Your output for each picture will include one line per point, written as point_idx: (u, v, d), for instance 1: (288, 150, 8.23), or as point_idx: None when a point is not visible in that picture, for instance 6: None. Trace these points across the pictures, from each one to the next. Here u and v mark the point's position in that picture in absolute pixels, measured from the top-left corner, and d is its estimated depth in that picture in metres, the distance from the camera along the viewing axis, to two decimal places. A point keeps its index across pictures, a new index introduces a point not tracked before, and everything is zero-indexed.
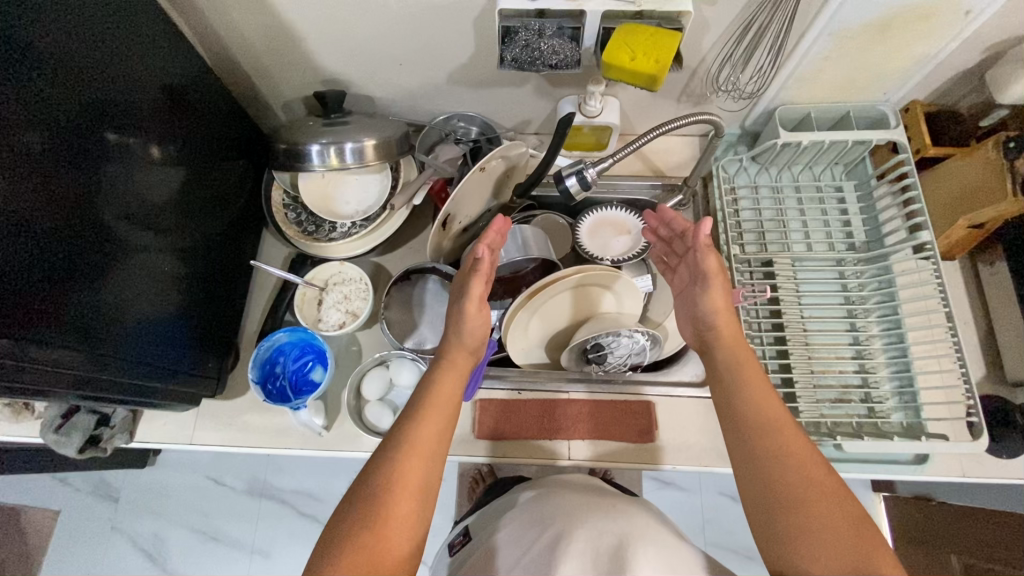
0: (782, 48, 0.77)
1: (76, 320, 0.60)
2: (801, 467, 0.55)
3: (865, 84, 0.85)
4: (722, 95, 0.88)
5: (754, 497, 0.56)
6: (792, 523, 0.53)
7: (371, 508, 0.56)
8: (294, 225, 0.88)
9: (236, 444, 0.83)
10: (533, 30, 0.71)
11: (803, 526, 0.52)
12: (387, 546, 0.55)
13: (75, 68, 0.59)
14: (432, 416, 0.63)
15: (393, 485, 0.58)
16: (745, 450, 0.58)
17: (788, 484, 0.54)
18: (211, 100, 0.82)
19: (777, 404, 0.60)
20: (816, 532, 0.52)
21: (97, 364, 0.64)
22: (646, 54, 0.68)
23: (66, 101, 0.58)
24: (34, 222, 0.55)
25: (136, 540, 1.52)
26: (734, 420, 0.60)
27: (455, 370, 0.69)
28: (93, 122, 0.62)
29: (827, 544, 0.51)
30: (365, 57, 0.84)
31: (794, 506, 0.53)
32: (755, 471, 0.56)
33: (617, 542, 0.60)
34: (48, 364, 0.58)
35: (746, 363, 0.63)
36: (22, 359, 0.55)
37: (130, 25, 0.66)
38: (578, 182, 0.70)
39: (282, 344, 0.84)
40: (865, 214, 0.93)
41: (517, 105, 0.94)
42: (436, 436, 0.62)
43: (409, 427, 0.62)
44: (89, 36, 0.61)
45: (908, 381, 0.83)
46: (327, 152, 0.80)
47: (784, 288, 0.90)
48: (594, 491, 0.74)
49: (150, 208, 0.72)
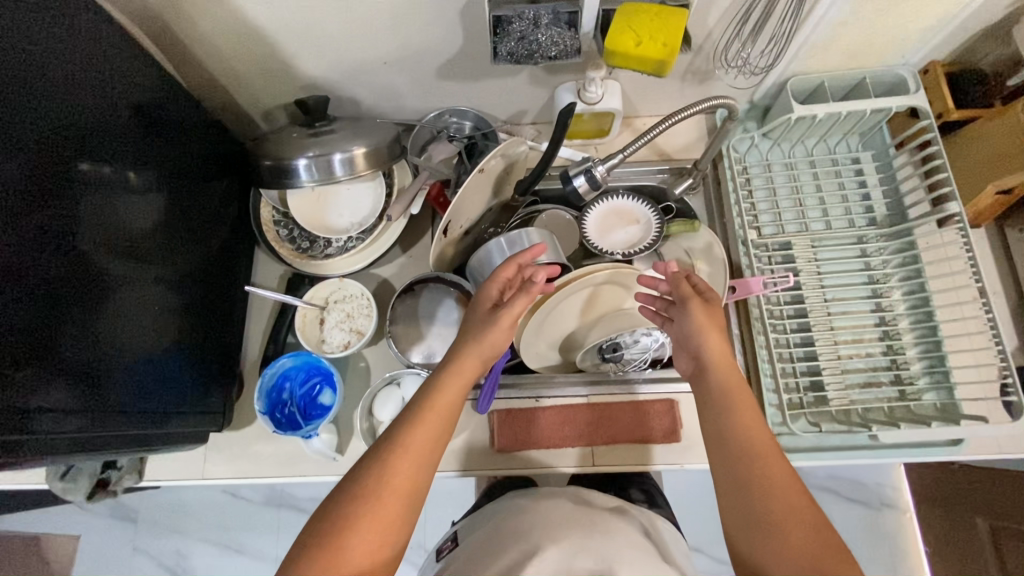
0: (794, 19, 0.71)
1: (70, 366, 0.57)
2: (778, 488, 0.54)
3: (883, 48, 0.79)
4: (730, 71, 0.82)
5: (730, 517, 0.56)
6: (762, 544, 0.53)
7: (353, 507, 0.55)
8: (287, 243, 0.84)
9: (249, 475, 0.81)
10: (527, 19, 0.65)
11: (776, 550, 0.52)
12: (366, 549, 0.54)
13: (36, 97, 0.54)
14: (428, 422, 0.61)
15: (379, 488, 0.56)
16: (725, 466, 0.58)
17: (763, 502, 0.54)
18: (186, 116, 0.77)
19: (761, 427, 0.59)
20: (786, 553, 0.52)
21: (95, 412, 0.60)
22: (651, 37, 0.62)
23: (31, 133, 0.54)
24: (19, 266, 0.52)
25: (160, 558, 1.52)
26: (717, 440, 0.60)
27: (459, 374, 0.66)
28: (63, 154, 0.57)
29: (796, 565, 0.51)
30: (346, 58, 0.78)
31: (767, 525, 0.53)
32: (736, 488, 0.56)
33: (595, 565, 0.60)
34: (46, 418, 0.55)
35: (733, 380, 0.62)
36: (20, 414, 0.52)
37: (88, 41, 0.61)
38: (587, 181, 0.65)
39: (286, 369, 0.80)
40: (886, 186, 0.88)
41: (512, 96, 0.88)
42: (431, 436, 0.61)
43: (401, 427, 0.61)
44: (49, 60, 0.56)
45: (939, 361, 0.80)
46: (315, 167, 0.76)
47: (805, 270, 0.86)
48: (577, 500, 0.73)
49: (136, 239, 0.68)
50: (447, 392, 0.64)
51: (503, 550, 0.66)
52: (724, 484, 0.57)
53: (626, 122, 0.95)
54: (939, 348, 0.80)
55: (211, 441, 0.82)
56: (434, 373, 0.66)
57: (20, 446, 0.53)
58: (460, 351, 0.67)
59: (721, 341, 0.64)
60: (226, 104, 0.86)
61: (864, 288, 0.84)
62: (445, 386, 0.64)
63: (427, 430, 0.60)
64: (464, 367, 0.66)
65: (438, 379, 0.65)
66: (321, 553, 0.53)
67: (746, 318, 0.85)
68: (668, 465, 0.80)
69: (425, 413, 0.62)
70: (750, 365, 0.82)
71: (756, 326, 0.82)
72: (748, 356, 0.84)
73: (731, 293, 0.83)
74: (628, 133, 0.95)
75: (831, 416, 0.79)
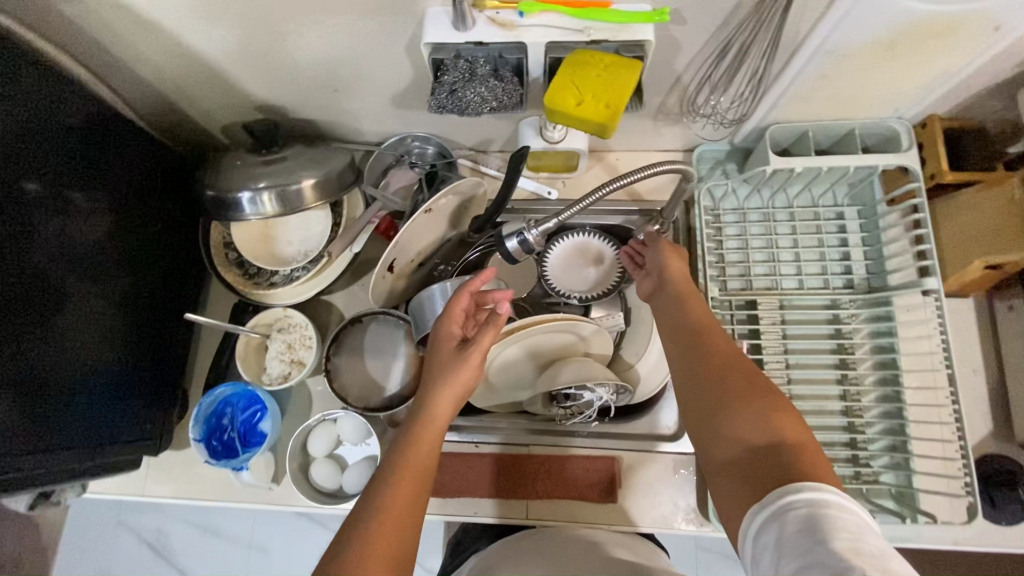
0: (767, 73, 0.65)
1: (10, 384, 0.59)
2: (731, 356, 0.57)
3: (874, 101, 0.72)
4: (703, 118, 0.76)
5: (686, 391, 0.57)
6: (714, 403, 0.54)
7: (355, 541, 0.50)
8: (235, 266, 0.83)
9: (187, 497, 0.82)
10: (462, 70, 0.60)
11: (725, 405, 0.53)
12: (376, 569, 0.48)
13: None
14: (420, 449, 0.58)
15: (379, 519, 0.52)
16: (678, 352, 0.61)
17: (719, 369, 0.56)
18: (136, 137, 0.75)
19: (708, 316, 0.64)
20: (737, 407, 0.52)
21: (26, 434, 0.62)
22: (595, 95, 0.57)
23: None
24: None
25: (141, 533, 1.54)
26: (676, 333, 0.63)
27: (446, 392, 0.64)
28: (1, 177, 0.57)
29: (746, 414, 0.51)
30: (297, 84, 0.75)
31: (720, 391, 0.54)
32: (693, 361, 0.58)
33: None
34: None
35: (687, 289, 0.67)
36: None
37: (28, 70, 0.60)
38: (519, 244, 0.62)
39: (228, 396, 0.81)
40: (868, 247, 0.82)
41: (474, 126, 0.84)
42: (420, 462, 0.58)
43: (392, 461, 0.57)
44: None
45: (901, 445, 0.75)
46: (260, 199, 0.74)
47: (769, 332, 0.81)
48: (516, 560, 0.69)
49: (82, 258, 0.68)
50: (433, 419, 0.61)
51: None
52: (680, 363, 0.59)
53: (599, 155, 0.90)
54: (903, 431, 0.75)
55: (154, 460, 0.83)
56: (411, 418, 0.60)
57: None
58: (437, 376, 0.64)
59: (682, 262, 0.71)
60: (182, 121, 0.84)
61: (831, 356, 0.79)
62: (432, 409, 0.61)
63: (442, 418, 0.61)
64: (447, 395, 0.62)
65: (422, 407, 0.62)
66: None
67: None
68: (605, 526, 0.78)
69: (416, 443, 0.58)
70: None
71: None
72: None
73: None
74: (599, 168, 0.90)
75: None
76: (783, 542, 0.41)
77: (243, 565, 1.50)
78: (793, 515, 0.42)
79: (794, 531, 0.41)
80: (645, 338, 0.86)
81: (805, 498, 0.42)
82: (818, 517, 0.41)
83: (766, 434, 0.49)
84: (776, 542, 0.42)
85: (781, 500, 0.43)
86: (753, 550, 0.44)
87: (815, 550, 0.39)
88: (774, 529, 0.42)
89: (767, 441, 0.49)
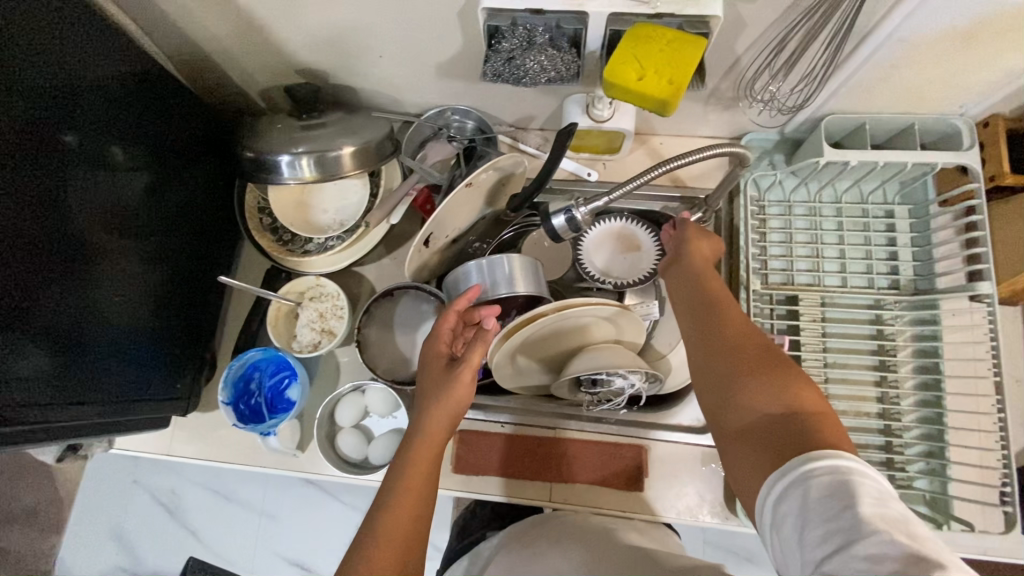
0: (834, 58, 0.63)
1: (43, 333, 0.59)
2: (748, 333, 0.55)
3: (938, 95, 0.69)
4: (757, 103, 0.74)
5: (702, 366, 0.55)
6: (731, 378, 0.52)
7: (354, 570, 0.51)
8: (269, 232, 0.82)
9: (211, 459, 0.82)
10: (522, 39, 0.59)
11: (741, 379, 0.52)
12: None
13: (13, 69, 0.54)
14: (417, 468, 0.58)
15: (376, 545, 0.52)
16: (693, 330, 0.59)
17: (735, 343, 0.54)
18: (178, 95, 0.74)
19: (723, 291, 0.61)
20: (755, 381, 0.51)
21: (62, 384, 0.62)
22: (657, 71, 0.55)
23: (7, 104, 0.53)
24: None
25: (156, 493, 1.55)
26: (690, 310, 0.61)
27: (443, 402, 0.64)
28: (40, 126, 0.57)
29: (763, 387, 0.50)
30: (342, 48, 0.73)
31: (735, 364, 0.53)
32: (708, 335, 0.56)
33: None
34: (11, 382, 0.56)
35: (702, 266, 0.64)
36: None
37: (74, 18, 0.59)
38: (566, 222, 0.60)
39: (256, 361, 0.80)
40: (917, 248, 0.80)
41: (517, 102, 0.82)
42: (419, 478, 0.57)
43: (388, 482, 0.57)
44: (39, 36, 0.55)
45: (938, 451, 0.73)
46: (299, 164, 0.73)
47: (809, 329, 0.79)
48: (540, 550, 0.70)
49: (118, 213, 0.68)
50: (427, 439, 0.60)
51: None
52: (695, 340, 0.58)
53: (642, 139, 0.88)
54: (941, 438, 0.74)
55: (179, 421, 0.84)
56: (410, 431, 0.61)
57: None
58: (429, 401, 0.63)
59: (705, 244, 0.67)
60: (221, 82, 0.83)
61: (871, 357, 0.77)
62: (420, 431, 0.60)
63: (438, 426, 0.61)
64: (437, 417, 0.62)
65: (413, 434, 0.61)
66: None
67: None
68: (629, 513, 0.77)
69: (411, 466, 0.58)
70: None
71: None
72: None
73: None
74: (642, 151, 0.87)
75: None
76: (806, 511, 0.40)
77: (254, 530, 1.51)
78: (815, 482, 0.41)
79: (817, 497, 0.40)
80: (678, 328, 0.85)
81: (828, 465, 0.41)
82: (842, 483, 0.40)
83: (786, 404, 0.48)
84: (798, 510, 0.41)
85: (802, 465, 0.42)
86: (774, 520, 0.43)
87: (842, 516, 0.38)
88: (795, 497, 0.41)
89: (784, 413, 0.48)
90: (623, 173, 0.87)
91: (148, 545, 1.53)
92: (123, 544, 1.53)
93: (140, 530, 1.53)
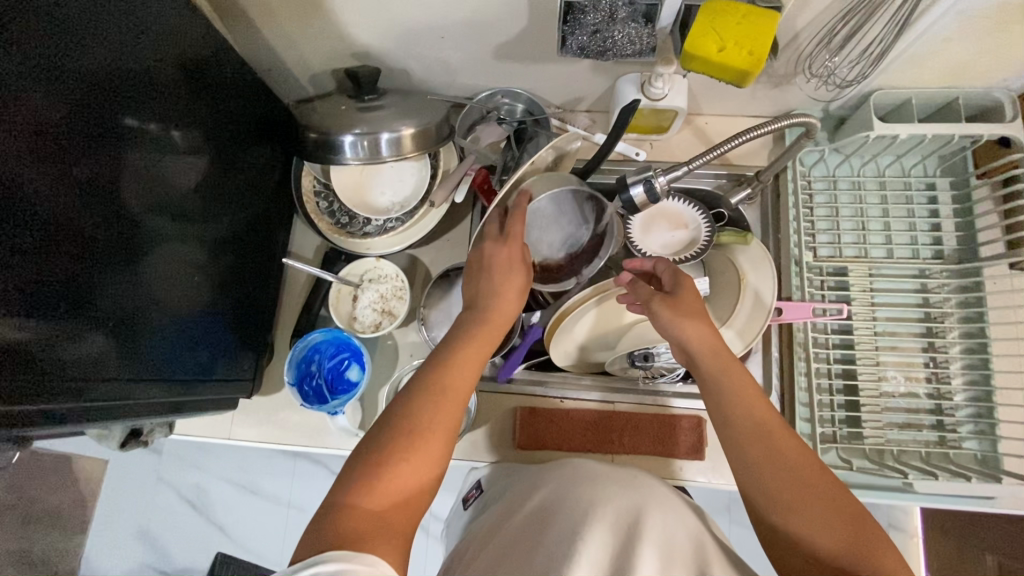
0: (895, 34, 0.65)
1: (114, 321, 0.58)
2: (813, 466, 0.53)
3: (985, 68, 0.72)
4: (811, 78, 0.76)
5: (770, 506, 0.52)
6: (803, 525, 0.50)
7: (362, 492, 0.50)
8: (326, 215, 0.84)
9: (272, 441, 0.84)
10: (604, 13, 0.61)
11: (818, 529, 0.49)
12: (383, 520, 0.50)
13: (81, 44, 0.52)
14: (441, 408, 0.56)
15: (389, 466, 0.52)
16: (745, 460, 0.54)
17: (789, 468, 0.53)
18: (234, 76, 0.74)
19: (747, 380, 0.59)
20: (829, 531, 0.49)
21: (132, 368, 0.61)
22: (738, 43, 0.58)
23: (71, 83, 0.52)
24: (71, 216, 0.52)
25: (181, 489, 1.40)
26: (745, 429, 0.56)
27: (489, 324, 0.64)
28: (105, 104, 0.55)
29: (843, 537, 0.48)
30: (403, 29, 0.74)
31: (799, 495, 0.51)
32: (758, 454, 0.54)
33: (633, 513, 0.60)
34: (91, 369, 0.55)
35: (726, 365, 0.60)
36: (67, 373, 0.53)
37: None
38: (645, 190, 0.61)
39: (317, 343, 0.81)
40: (959, 218, 0.83)
41: (569, 82, 0.83)
42: (443, 422, 0.56)
43: (412, 408, 0.56)
44: (101, 18, 0.54)
45: (986, 412, 0.76)
46: (361, 145, 0.74)
47: (858, 299, 0.82)
48: (619, 467, 0.69)
49: (176, 198, 0.67)
50: (456, 378, 0.59)
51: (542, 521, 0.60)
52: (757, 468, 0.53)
53: (688, 118, 0.90)
54: (989, 400, 0.76)
55: (241, 405, 0.85)
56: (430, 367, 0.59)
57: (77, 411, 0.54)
58: (469, 338, 0.62)
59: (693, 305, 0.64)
60: (274, 63, 0.83)
61: (919, 324, 0.80)
62: (454, 373, 0.58)
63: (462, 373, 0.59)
64: (478, 345, 0.62)
65: (446, 365, 0.59)
66: (338, 520, 0.49)
67: (788, 342, 0.83)
68: (686, 480, 0.80)
69: (437, 404, 0.56)
70: (786, 390, 0.81)
71: (798, 352, 0.80)
72: (785, 380, 0.81)
73: (778, 314, 0.79)
74: (688, 131, 0.89)
75: (863, 453, 0.76)
76: None
77: (282, 522, 1.38)
78: None
79: None
80: (729, 304, 0.82)
81: None
82: None
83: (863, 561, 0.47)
84: None
85: None
86: None
87: None
88: None
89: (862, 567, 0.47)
90: (670, 153, 0.89)
91: (173, 543, 1.40)
92: (149, 542, 1.40)
93: (166, 528, 1.40)
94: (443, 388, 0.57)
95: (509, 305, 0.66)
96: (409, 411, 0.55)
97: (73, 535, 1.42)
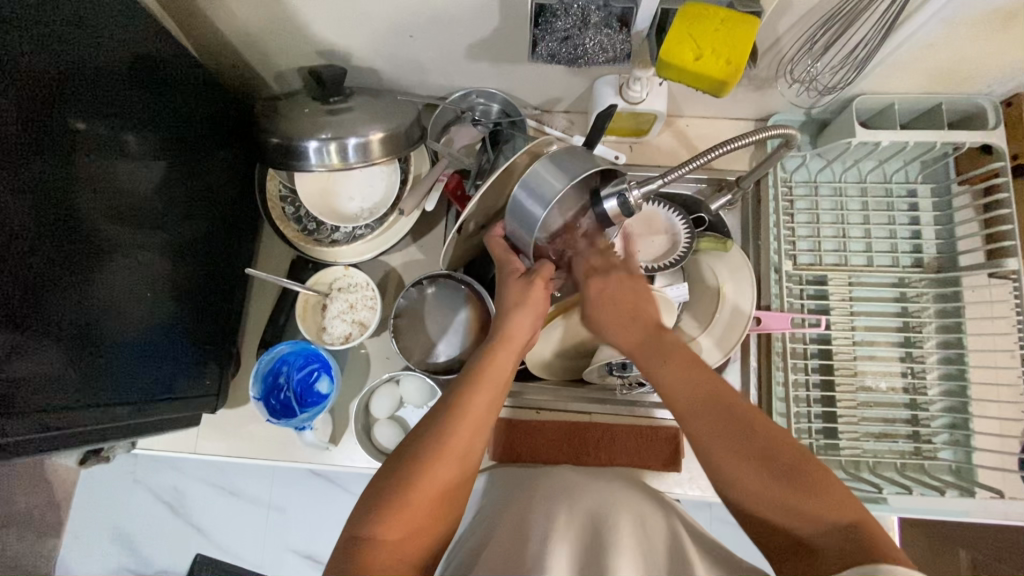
0: (878, 41, 0.63)
1: (66, 336, 0.55)
2: (750, 428, 0.51)
3: (968, 74, 0.70)
4: (793, 83, 0.73)
5: (727, 480, 0.50)
6: (754, 492, 0.49)
7: (377, 525, 0.49)
8: (292, 221, 0.82)
9: (241, 455, 0.83)
10: (575, 17, 0.59)
11: (771, 496, 0.48)
12: (398, 555, 0.48)
13: (16, 45, 0.48)
14: (459, 432, 0.54)
15: (406, 495, 0.50)
16: (698, 434, 0.52)
17: (733, 427, 0.51)
18: (191, 73, 0.70)
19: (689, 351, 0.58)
20: (776, 490, 0.48)
21: (86, 387, 0.58)
22: (715, 51, 0.55)
23: (9, 85, 0.47)
24: (15, 228, 0.48)
25: (158, 492, 1.34)
26: (686, 403, 0.54)
27: (507, 346, 0.62)
28: (47, 104, 0.51)
29: (795, 504, 0.47)
30: (370, 28, 0.70)
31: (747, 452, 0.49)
32: (704, 417, 0.52)
33: (614, 521, 0.59)
34: (35, 389, 0.52)
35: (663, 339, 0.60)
36: (11, 395, 0.49)
37: None
38: (619, 205, 0.59)
39: (285, 354, 0.79)
40: (939, 226, 0.82)
41: (545, 83, 0.80)
42: (459, 450, 0.54)
43: (433, 433, 0.54)
44: (38, 12, 0.50)
45: (962, 422, 0.76)
46: (326, 150, 0.70)
47: (837, 307, 0.81)
48: (600, 475, 0.69)
49: (134, 203, 0.63)
50: (474, 405, 0.56)
51: (518, 534, 0.59)
52: (703, 450, 0.52)
53: (668, 120, 0.87)
54: (965, 410, 0.76)
55: (209, 418, 0.83)
56: (450, 391, 0.57)
57: (26, 438, 0.51)
58: (485, 361, 0.60)
59: (629, 285, 0.64)
60: (235, 59, 0.78)
61: (898, 334, 0.79)
62: (472, 399, 0.56)
63: (483, 396, 0.57)
64: (496, 367, 0.60)
65: (463, 390, 0.57)
66: (354, 556, 0.47)
67: (766, 351, 0.82)
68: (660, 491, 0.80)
69: (452, 430, 0.54)
70: (764, 399, 0.80)
71: (775, 361, 0.79)
72: (762, 389, 0.80)
73: (756, 324, 0.79)
74: (668, 133, 0.87)
75: (840, 464, 0.76)
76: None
77: (261, 526, 1.33)
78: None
79: None
80: (708, 313, 0.81)
81: None
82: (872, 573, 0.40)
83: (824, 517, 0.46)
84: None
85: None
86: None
87: None
88: None
89: (824, 519, 0.46)
90: (650, 156, 0.87)
91: (153, 546, 1.34)
92: (126, 546, 1.34)
93: (145, 531, 1.34)
94: (458, 412, 0.55)
95: (519, 331, 0.63)
96: (425, 436, 0.54)
97: (45, 539, 1.35)
